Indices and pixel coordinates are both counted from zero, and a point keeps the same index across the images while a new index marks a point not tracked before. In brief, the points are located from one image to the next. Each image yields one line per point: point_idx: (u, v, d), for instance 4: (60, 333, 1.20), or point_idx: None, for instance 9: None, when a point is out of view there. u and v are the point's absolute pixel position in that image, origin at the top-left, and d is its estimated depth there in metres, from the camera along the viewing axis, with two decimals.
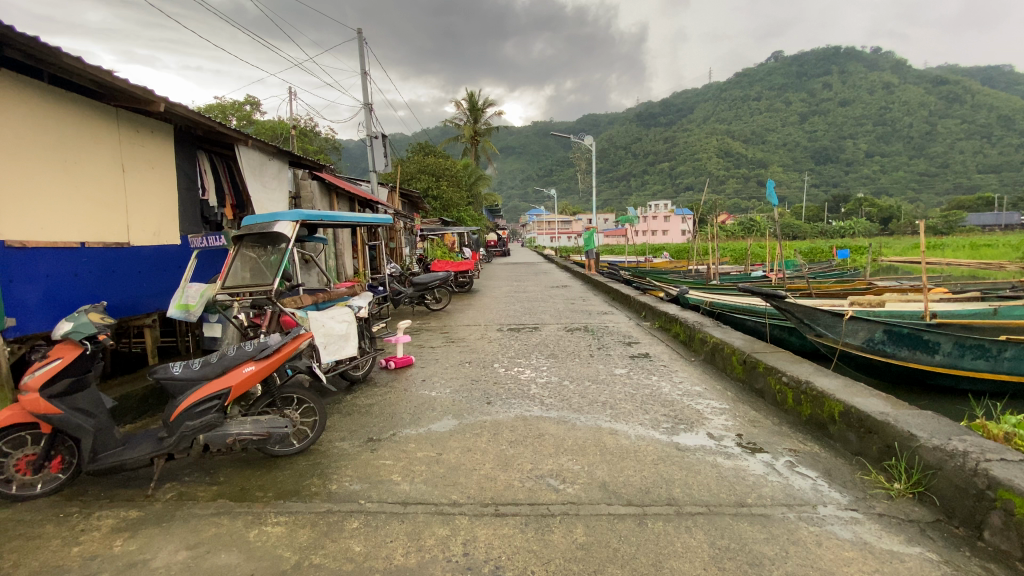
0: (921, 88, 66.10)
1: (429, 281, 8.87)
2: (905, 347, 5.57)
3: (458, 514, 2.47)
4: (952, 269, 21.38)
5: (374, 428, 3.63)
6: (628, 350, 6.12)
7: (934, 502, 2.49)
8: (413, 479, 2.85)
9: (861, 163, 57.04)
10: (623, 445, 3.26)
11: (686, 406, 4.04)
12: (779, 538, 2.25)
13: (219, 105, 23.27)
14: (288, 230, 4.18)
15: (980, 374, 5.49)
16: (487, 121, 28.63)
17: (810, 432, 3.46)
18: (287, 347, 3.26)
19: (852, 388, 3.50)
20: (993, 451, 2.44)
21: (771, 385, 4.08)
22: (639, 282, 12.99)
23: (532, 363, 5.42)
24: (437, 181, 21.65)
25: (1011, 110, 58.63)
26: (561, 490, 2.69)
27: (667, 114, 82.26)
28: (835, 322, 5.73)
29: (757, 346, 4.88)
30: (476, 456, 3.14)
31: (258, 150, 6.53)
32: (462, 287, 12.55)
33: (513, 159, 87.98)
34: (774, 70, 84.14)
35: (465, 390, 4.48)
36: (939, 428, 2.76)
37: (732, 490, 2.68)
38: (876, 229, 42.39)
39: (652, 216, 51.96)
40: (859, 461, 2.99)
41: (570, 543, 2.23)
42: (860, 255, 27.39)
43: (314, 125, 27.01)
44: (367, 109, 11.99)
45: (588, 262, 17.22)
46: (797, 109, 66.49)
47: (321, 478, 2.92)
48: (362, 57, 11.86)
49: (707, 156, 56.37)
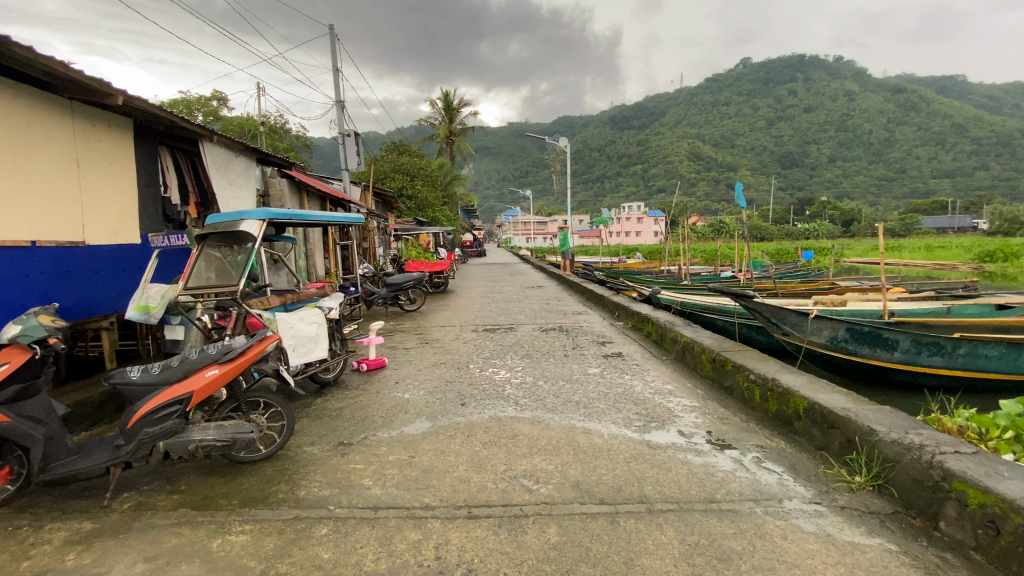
0: (881, 95, 69.04)
1: (403, 281, 8.78)
2: (866, 345, 5.77)
3: (431, 518, 2.44)
4: (911, 269, 22.58)
5: (344, 432, 3.55)
6: (601, 350, 6.20)
7: (893, 493, 2.59)
8: (385, 483, 2.80)
9: (825, 167, 59.16)
10: (597, 444, 3.28)
11: (659, 404, 4.10)
12: (746, 532, 2.30)
13: (184, 101, 22.57)
14: (255, 229, 4.08)
15: (936, 370, 5.72)
16: (463, 121, 28.54)
17: (776, 428, 3.56)
18: (253, 350, 3.17)
19: (816, 385, 3.61)
20: (947, 444, 2.55)
21: (739, 382, 4.19)
22: (613, 282, 13.11)
23: (508, 364, 5.42)
24: (412, 181, 21.49)
25: (962, 118, 61.76)
26: (534, 490, 2.69)
27: (641, 116, 83.48)
28: (800, 320, 5.97)
29: (726, 344, 4.99)
30: (449, 457, 3.10)
31: (223, 146, 6.37)
32: (437, 287, 12.48)
33: (489, 160, 88.04)
34: (743, 76, 86.49)
35: (440, 391, 4.44)
36: (897, 422, 2.87)
37: (702, 486, 2.73)
38: (839, 231, 44.10)
39: (626, 218, 52.76)
40: (823, 456, 3.09)
41: (543, 543, 2.23)
42: (824, 256, 28.64)
43: (285, 122, 26.45)
44: (339, 106, 11.79)
45: (564, 263, 17.40)
46: (765, 114, 68.56)
47: (289, 483, 2.84)
48: (335, 54, 11.66)
49: (678, 159, 57.57)
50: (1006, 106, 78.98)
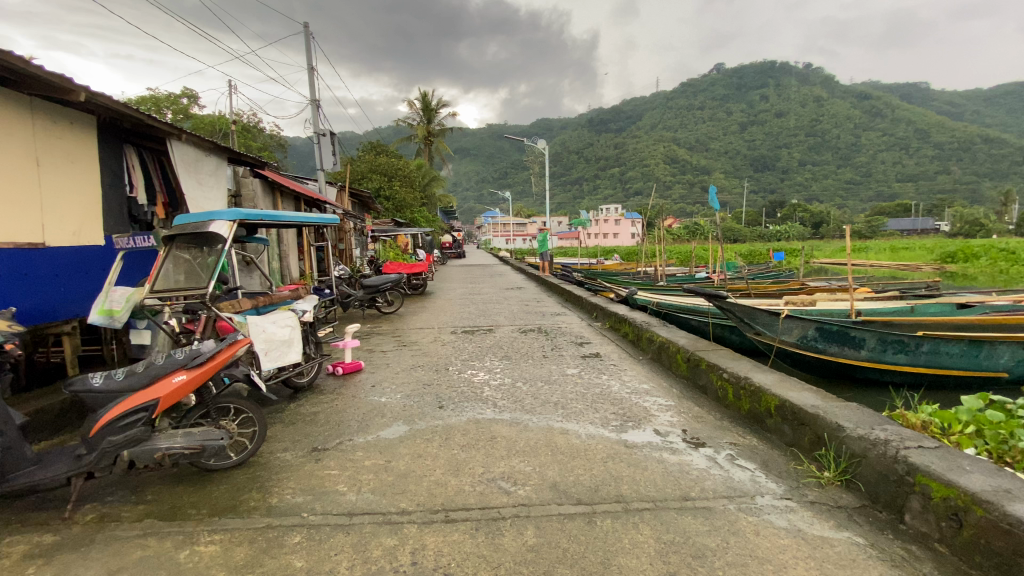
0: (848, 102, 71.39)
1: (380, 283, 8.68)
2: (834, 343, 5.95)
3: (407, 522, 2.41)
4: (877, 269, 23.42)
5: (319, 437, 3.48)
6: (579, 350, 6.24)
7: (860, 488, 2.66)
8: (360, 488, 2.75)
9: (796, 171, 60.80)
10: (574, 444, 3.30)
11: (635, 404, 4.15)
12: (720, 529, 2.33)
13: (153, 98, 21.91)
14: (225, 230, 3.99)
15: (901, 367, 5.92)
16: (441, 121, 28.39)
17: (749, 426, 3.63)
18: (223, 354, 3.10)
19: (786, 383, 3.70)
20: (911, 439, 2.63)
21: (713, 381, 4.27)
22: (591, 283, 13.19)
23: (486, 366, 5.40)
24: (390, 181, 21.28)
25: (924, 124, 64.23)
26: (512, 492, 2.68)
27: (618, 119, 84.34)
28: (771, 320, 6.12)
29: (701, 344, 5.07)
30: (426, 461, 3.07)
31: (193, 145, 6.18)
32: (416, 289, 12.40)
33: (468, 161, 87.89)
34: (717, 81, 88.30)
35: (417, 395, 4.40)
36: (864, 418, 2.95)
37: (678, 484, 2.76)
38: (808, 233, 45.41)
39: (604, 219, 53.25)
40: (793, 452, 3.16)
41: (520, 546, 2.22)
42: (795, 257, 29.45)
43: (258, 121, 25.90)
44: (314, 105, 11.59)
45: (543, 264, 17.47)
46: (738, 119, 70.14)
47: (261, 491, 2.77)
48: (310, 52, 11.45)
49: (655, 162, 58.44)
50: (964, 113, 82.52)
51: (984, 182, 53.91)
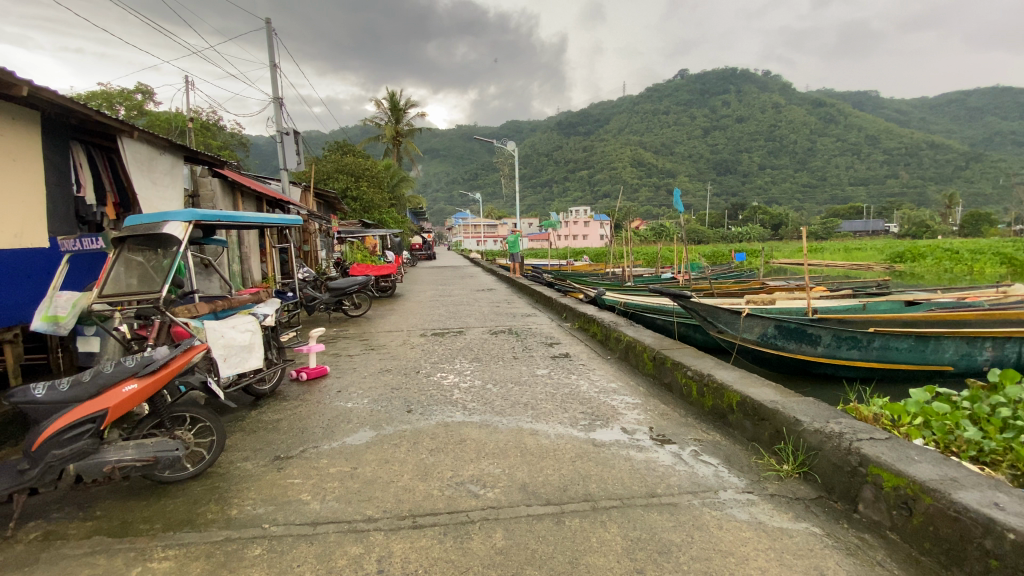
0: (804, 108, 74.42)
1: (346, 286, 8.51)
2: (792, 340, 6.17)
3: (373, 530, 2.36)
4: (831, 269, 24.52)
5: (282, 445, 3.38)
6: (549, 351, 6.27)
7: (817, 479, 2.77)
8: (324, 497, 2.68)
9: (756, 174, 62.94)
10: (543, 445, 3.31)
11: (603, 403, 4.20)
12: (685, 524, 2.38)
13: (104, 93, 20.89)
14: (179, 232, 3.84)
15: (854, 362, 6.19)
16: (410, 121, 28.12)
17: (712, 422, 3.72)
18: (177, 361, 2.96)
19: (747, 379, 3.81)
20: (863, 431, 2.75)
21: (678, 379, 4.36)
22: (560, 284, 13.28)
23: (456, 368, 5.37)
24: (357, 181, 20.92)
25: (874, 131, 67.52)
26: (481, 495, 2.66)
27: (587, 122, 85.36)
28: (733, 318, 6.34)
29: (666, 343, 5.18)
30: (394, 467, 3.02)
31: (146, 142, 5.93)
32: (384, 291, 12.20)
33: (437, 162, 87.30)
34: (681, 86, 90.61)
35: (385, 399, 4.32)
36: (819, 413, 3.07)
37: (644, 482, 2.80)
38: (768, 234, 47.07)
39: (573, 221, 53.76)
40: (754, 446, 3.26)
41: (489, 549, 2.21)
42: (756, 258, 30.53)
43: (218, 118, 25.00)
44: (277, 103, 11.27)
45: (513, 265, 17.51)
46: (702, 123, 72.16)
47: (220, 503, 2.66)
48: (272, 48, 11.12)
49: (622, 165, 59.47)
50: (911, 120, 87.15)
51: (928, 185, 57.08)
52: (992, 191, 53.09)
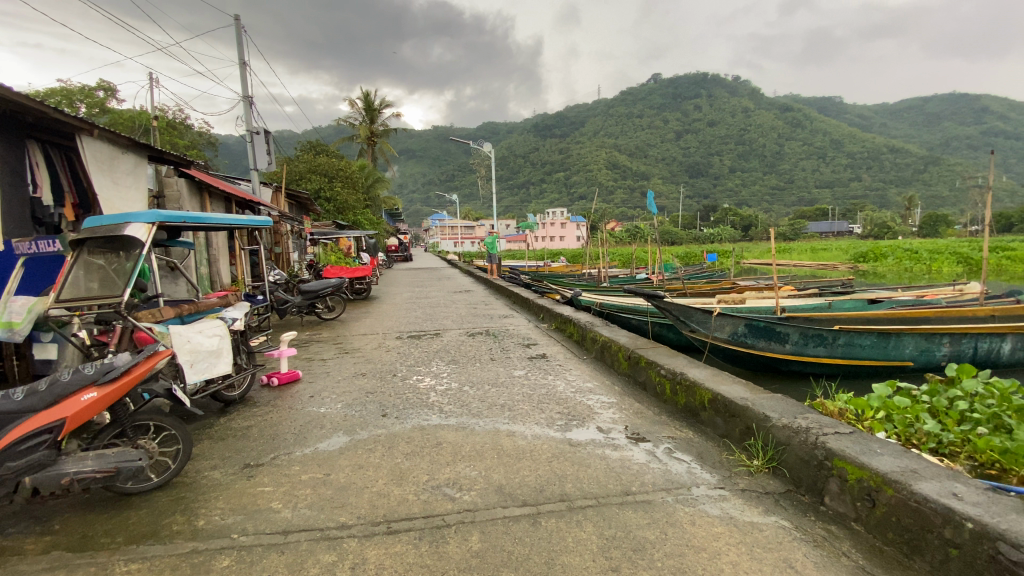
0: (772, 113, 76.54)
1: (319, 289, 8.35)
2: (761, 338, 6.34)
3: (346, 537, 2.32)
4: (800, 269, 25.24)
5: (252, 453, 3.29)
6: (526, 352, 6.29)
7: (785, 473, 2.85)
8: (296, 505, 2.62)
9: (727, 176, 64.45)
10: (520, 446, 3.31)
11: (579, 402, 4.23)
12: (658, 521, 2.41)
13: (63, 90, 20.08)
14: (142, 233, 3.71)
15: (821, 359, 6.38)
16: (385, 122, 27.83)
17: (685, 419, 3.79)
18: (141, 367, 2.85)
19: (718, 377, 3.89)
20: (828, 426, 2.84)
21: (652, 378, 4.42)
22: (537, 285, 13.33)
23: (433, 370, 5.33)
24: (331, 182, 20.59)
25: (838, 135, 69.95)
26: (457, 498, 2.65)
27: (563, 124, 85.88)
28: (705, 317, 6.48)
29: (640, 342, 5.24)
30: (368, 472, 2.98)
31: (106, 141, 5.70)
32: (359, 294, 12.01)
33: (413, 163, 86.64)
34: (655, 90, 92.18)
35: (359, 403, 4.26)
36: (787, 408, 3.15)
37: (620, 480, 2.83)
38: (739, 236, 48.22)
39: (550, 223, 54.05)
40: (725, 443, 3.33)
41: (464, 552, 2.19)
42: (727, 258, 31.23)
43: (185, 117, 24.28)
44: (247, 101, 11.00)
45: (490, 267, 17.48)
46: (675, 127, 73.55)
47: (186, 514, 2.57)
48: (242, 45, 10.85)
49: (597, 168, 60.15)
50: (873, 125, 90.61)
51: (889, 188, 59.44)
52: (948, 193, 55.59)
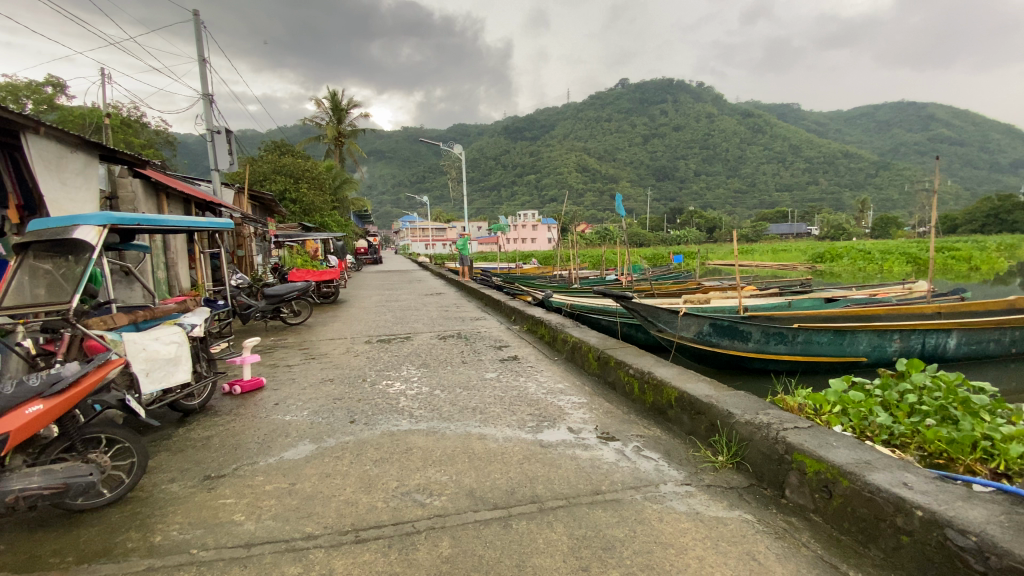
0: (735, 119, 78.98)
1: (284, 293, 8.13)
2: (726, 337, 6.53)
3: (312, 548, 2.27)
4: (761, 270, 26.10)
5: (213, 464, 3.17)
6: (498, 354, 6.28)
7: (748, 468, 2.94)
8: (260, 516, 2.55)
9: (692, 180, 66.17)
10: (491, 449, 3.30)
11: (550, 403, 4.25)
12: (628, 519, 2.45)
13: (8, 85, 18.99)
14: (92, 237, 3.53)
15: (781, 356, 6.61)
16: (353, 122, 27.36)
17: (653, 418, 3.86)
18: (90, 378, 2.72)
19: (683, 375, 3.99)
20: (788, 421, 2.95)
21: (621, 377, 4.49)
22: (509, 287, 13.34)
23: (403, 375, 5.25)
24: (296, 183, 20.10)
25: (797, 141, 72.80)
26: (428, 504, 2.62)
27: (533, 127, 86.26)
28: (672, 317, 6.64)
29: (610, 343, 5.31)
30: (335, 480, 2.91)
31: (53, 138, 5.44)
32: (326, 298, 11.75)
33: (382, 164, 85.57)
34: (623, 95, 93.77)
35: (327, 410, 4.16)
36: (750, 405, 3.25)
37: (590, 479, 2.86)
38: (704, 237, 49.58)
39: (521, 224, 54.30)
40: (691, 440, 3.41)
41: (435, 558, 2.18)
42: (693, 259, 32.02)
43: (141, 115, 23.30)
44: (207, 99, 10.62)
45: (462, 269, 17.38)
46: (642, 131, 75.06)
47: (142, 530, 2.46)
48: (201, 42, 10.48)
49: (567, 170, 60.76)
50: (828, 131, 94.65)
51: (844, 191, 62.23)
52: (897, 197, 58.61)
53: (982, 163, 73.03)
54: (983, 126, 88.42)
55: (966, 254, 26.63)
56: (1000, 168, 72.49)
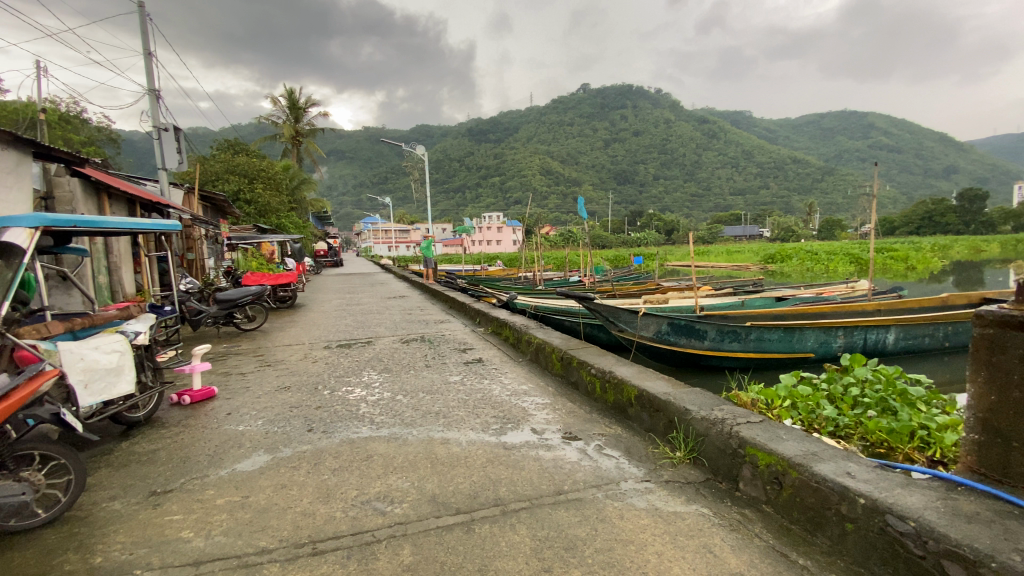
0: (692, 124, 81.66)
1: (237, 297, 7.80)
2: (683, 336, 6.74)
3: (267, 562, 2.18)
4: (716, 270, 27.11)
5: (160, 478, 3.02)
6: (462, 357, 6.24)
7: (704, 463, 3.04)
8: (210, 532, 2.43)
9: (652, 183, 68.01)
10: (454, 453, 3.28)
11: (514, 405, 4.26)
12: (589, 518, 2.49)
13: None
14: (23, 240, 3.24)
15: (735, 354, 6.86)
16: (311, 121, 26.64)
17: (614, 416, 3.93)
18: (20, 392, 2.53)
19: (643, 373, 4.08)
20: (741, 416, 3.06)
21: (583, 377, 4.54)
22: (473, 289, 13.30)
23: (364, 381, 5.14)
24: (251, 183, 19.40)
25: (749, 146, 75.99)
26: (388, 512, 2.58)
27: (496, 129, 86.36)
28: (631, 317, 6.78)
29: (573, 343, 5.38)
30: (291, 492, 2.82)
31: None
32: (283, 302, 11.38)
33: (343, 164, 83.76)
34: (584, 99, 95.26)
35: (283, 419, 4.02)
36: (705, 401, 3.36)
37: (553, 480, 2.89)
38: (663, 239, 51.02)
39: (485, 226, 54.33)
40: (651, 437, 3.50)
41: (396, 567, 2.14)
42: (652, 261, 32.93)
43: (81, 110, 21.91)
44: (153, 95, 10.10)
45: (426, 271, 17.20)
46: (603, 135, 76.52)
47: (80, 552, 2.30)
48: (146, 34, 9.94)
49: (531, 173, 61.21)
50: (778, 138, 99.24)
51: (793, 195, 65.44)
52: (841, 201, 62.04)
53: (916, 170, 78.36)
54: (916, 134, 94.93)
55: (902, 255, 28.52)
56: (931, 174, 77.95)
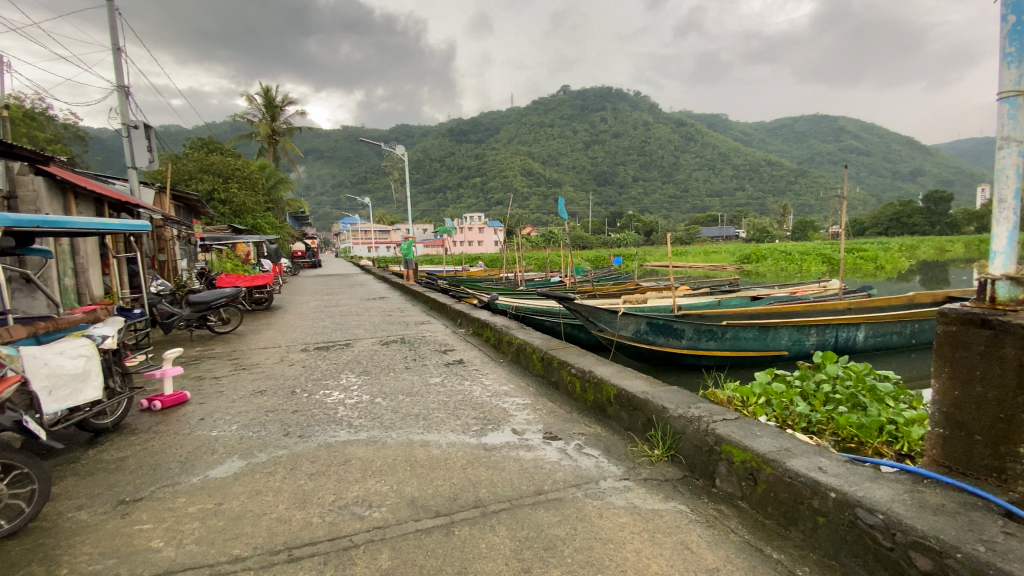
0: (670, 127, 82.85)
1: (211, 299, 7.61)
2: (661, 335, 6.83)
3: (241, 571, 2.14)
4: (694, 270, 27.55)
5: (130, 486, 2.94)
6: (442, 358, 6.21)
7: (681, 460, 3.08)
8: (181, 541, 2.37)
9: (631, 185, 68.76)
10: (434, 455, 3.26)
11: (494, 406, 4.25)
12: (569, 517, 2.50)
13: None
14: None
15: (711, 352, 6.98)
16: (288, 120, 26.20)
17: (594, 416, 3.96)
18: None
19: (622, 373, 4.12)
20: (717, 414, 3.11)
21: (563, 377, 4.57)
22: (454, 290, 13.22)
23: (343, 383, 5.07)
24: (226, 183, 18.97)
25: (726, 149, 77.46)
26: (366, 516, 2.55)
27: (477, 129, 86.24)
28: (611, 317, 6.85)
29: (553, 343, 5.40)
30: (266, 498, 2.77)
31: None
32: (259, 304, 11.15)
33: (321, 164, 82.59)
34: (564, 100, 95.86)
35: (258, 424, 3.94)
36: (682, 399, 3.41)
37: (533, 480, 2.90)
38: (642, 240, 51.64)
39: (466, 227, 54.19)
40: (630, 436, 3.54)
41: (373, 571, 2.12)
42: (632, 261, 33.30)
43: (46, 106, 21.13)
44: (122, 91, 9.80)
45: (407, 271, 17.06)
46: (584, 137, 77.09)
47: (45, 563, 2.23)
48: (115, 29, 9.64)
49: (512, 174, 61.29)
50: (753, 141, 101.41)
51: (768, 197, 66.95)
52: (814, 202, 63.72)
53: (885, 172, 80.99)
54: (884, 138, 98.12)
55: (871, 255, 29.44)
56: (899, 176, 80.65)
